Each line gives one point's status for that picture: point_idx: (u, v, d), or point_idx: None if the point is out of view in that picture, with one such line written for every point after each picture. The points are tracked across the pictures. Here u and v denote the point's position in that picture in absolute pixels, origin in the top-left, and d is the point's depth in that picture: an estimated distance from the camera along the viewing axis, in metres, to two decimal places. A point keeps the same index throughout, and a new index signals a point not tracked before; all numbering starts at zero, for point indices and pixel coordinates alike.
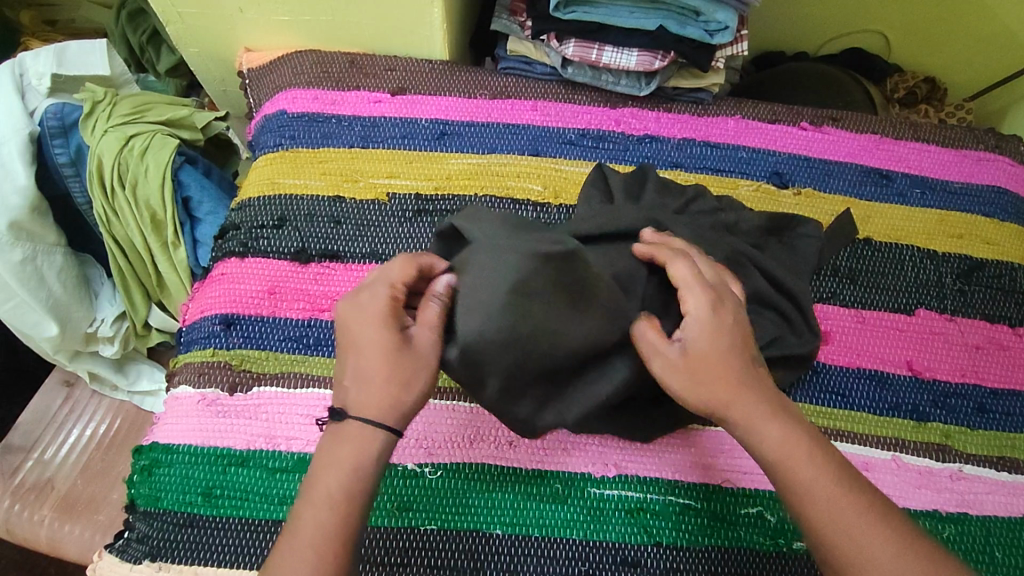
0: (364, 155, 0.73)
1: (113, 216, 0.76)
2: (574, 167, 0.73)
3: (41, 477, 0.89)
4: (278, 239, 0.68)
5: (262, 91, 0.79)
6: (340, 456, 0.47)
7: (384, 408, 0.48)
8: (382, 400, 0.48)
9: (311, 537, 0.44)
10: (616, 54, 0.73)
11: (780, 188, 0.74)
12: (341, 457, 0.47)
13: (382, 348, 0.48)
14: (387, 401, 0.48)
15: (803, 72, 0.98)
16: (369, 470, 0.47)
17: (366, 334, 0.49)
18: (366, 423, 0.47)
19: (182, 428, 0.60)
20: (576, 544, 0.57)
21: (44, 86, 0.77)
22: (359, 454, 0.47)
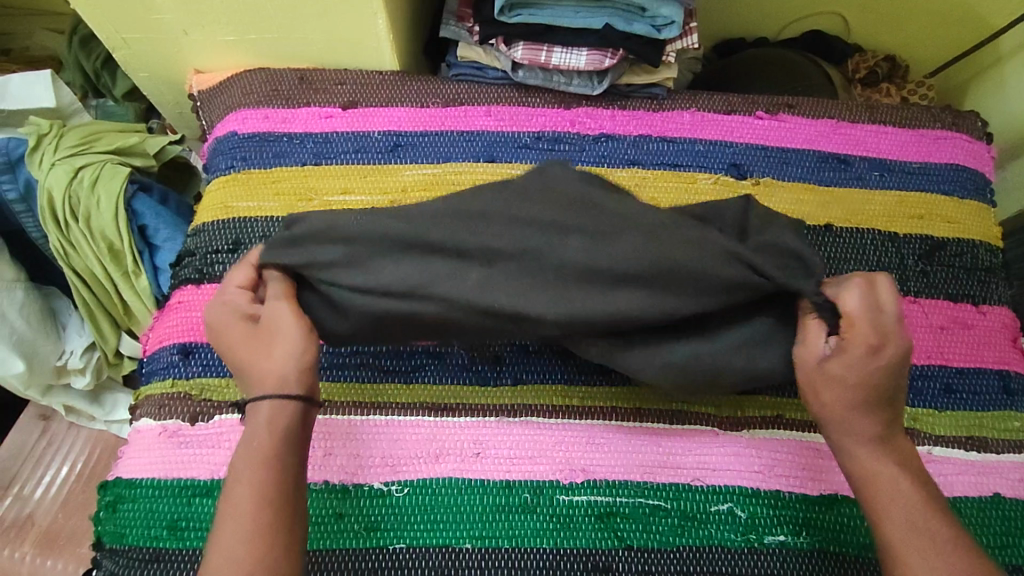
0: (318, 172, 0.72)
1: (69, 249, 0.75)
2: (530, 170, 0.73)
3: (20, 514, 0.89)
4: (234, 263, 0.67)
5: (213, 112, 0.78)
6: (250, 435, 0.50)
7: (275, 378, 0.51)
8: (261, 376, 0.51)
9: (236, 521, 0.46)
10: (565, 55, 0.72)
11: (738, 179, 0.74)
12: (245, 434, 0.50)
13: (239, 341, 0.53)
14: (262, 376, 0.51)
15: (762, 59, 0.98)
16: (270, 441, 0.49)
17: (229, 343, 0.54)
18: (261, 399, 0.51)
19: (144, 461, 0.60)
20: (545, 553, 0.57)
21: None
22: (256, 428, 0.50)
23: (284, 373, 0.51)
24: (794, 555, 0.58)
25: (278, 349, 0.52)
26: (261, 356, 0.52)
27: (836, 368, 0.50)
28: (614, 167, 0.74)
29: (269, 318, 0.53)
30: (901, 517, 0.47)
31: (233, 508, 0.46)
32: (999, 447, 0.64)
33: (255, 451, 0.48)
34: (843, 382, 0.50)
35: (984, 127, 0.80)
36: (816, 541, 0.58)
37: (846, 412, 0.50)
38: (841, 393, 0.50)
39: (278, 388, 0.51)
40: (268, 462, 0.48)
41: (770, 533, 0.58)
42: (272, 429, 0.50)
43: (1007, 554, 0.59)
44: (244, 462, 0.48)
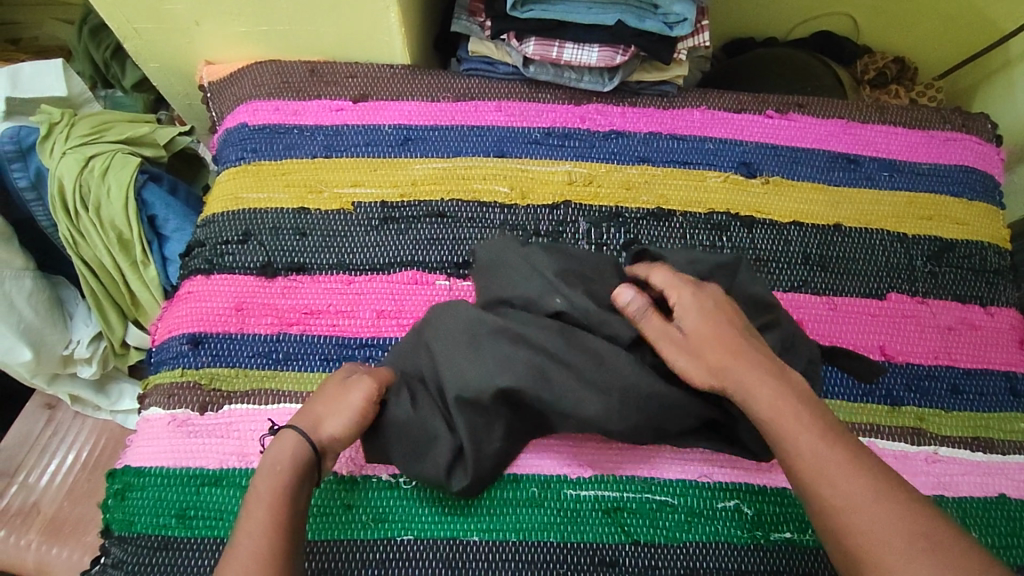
0: (328, 165, 0.72)
1: (79, 238, 0.76)
2: (540, 166, 0.73)
3: (26, 502, 0.90)
4: (243, 254, 0.67)
5: (224, 104, 0.78)
6: (271, 461, 0.52)
7: (314, 422, 0.54)
8: (308, 414, 0.54)
9: (243, 543, 0.47)
10: (577, 51, 0.72)
11: (748, 178, 0.74)
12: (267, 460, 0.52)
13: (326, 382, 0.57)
14: (307, 414, 0.54)
15: (772, 59, 0.98)
16: (290, 469, 0.51)
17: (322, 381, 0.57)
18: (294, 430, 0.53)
19: (153, 450, 0.60)
20: (552, 547, 0.57)
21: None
22: (281, 455, 0.52)
23: (325, 423, 0.54)
24: (800, 552, 0.58)
25: (335, 405, 0.54)
26: (323, 400, 0.55)
27: (689, 327, 0.53)
28: (624, 164, 0.74)
29: (358, 384, 0.55)
30: (803, 428, 0.48)
31: (249, 525, 0.48)
32: (1005, 448, 0.64)
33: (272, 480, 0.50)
34: (689, 306, 0.54)
35: (993, 130, 0.80)
36: (822, 539, 0.58)
37: (709, 338, 0.52)
38: (695, 318, 0.53)
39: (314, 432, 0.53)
40: (281, 491, 0.50)
41: (777, 530, 0.58)
42: (290, 463, 0.51)
43: (1013, 555, 0.59)
44: (263, 485, 0.50)
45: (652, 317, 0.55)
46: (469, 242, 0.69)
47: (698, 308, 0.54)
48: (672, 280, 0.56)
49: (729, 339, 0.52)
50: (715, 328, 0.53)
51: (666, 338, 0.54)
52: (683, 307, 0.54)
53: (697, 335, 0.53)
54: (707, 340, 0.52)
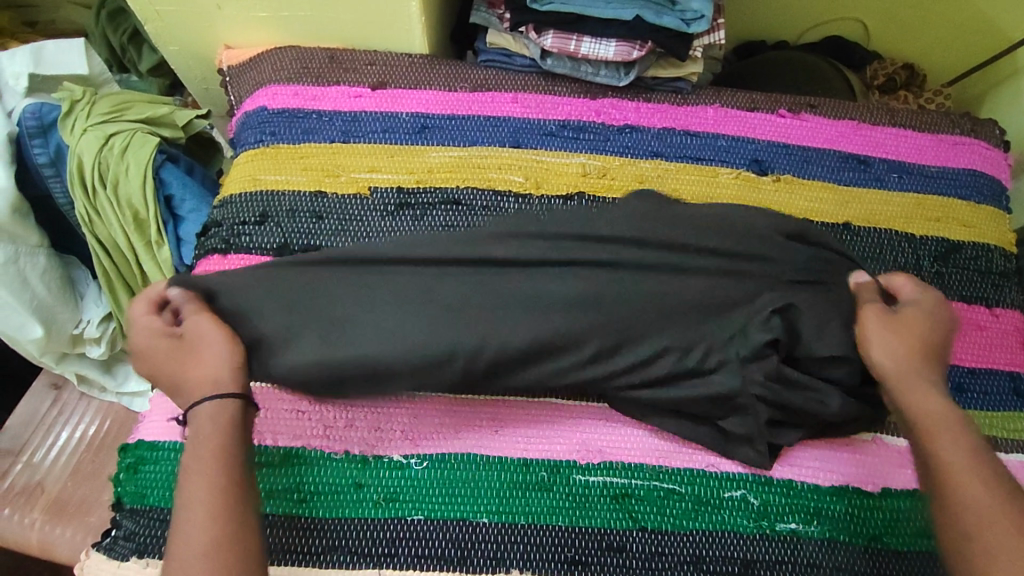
0: (346, 150, 0.72)
1: (95, 216, 0.76)
2: (555, 157, 0.74)
3: (30, 481, 0.93)
4: (260, 235, 0.68)
5: (242, 88, 0.79)
6: (201, 428, 0.51)
7: (210, 381, 0.53)
8: (188, 383, 0.53)
9: (197, 517, 0.46)
10: (594, 45, 0.73)
11: (760, 175, 0.75)
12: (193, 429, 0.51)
13: (167, 349, 0.55)
14: (202, 379, 0.53)
15: (783, 62, 0.99)
16: (225, 435, 0.50)
17: (150, 344, 0.55)
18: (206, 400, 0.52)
19: (167, 424, 0.61)
20: (562, 531, 0.58)
21: (22, 86, 0.75)
22: (201, 424, 0.51)
23: (218, 375, 0.53)
24: (804, 543, 0.59)
25: (200, 361, 0.54)
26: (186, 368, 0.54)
27: (907, 314, 0.58)
28: (638, 157, 0.75)
29: (196, 326, 0.55)
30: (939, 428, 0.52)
31: (191, 498, 0.47)
32: (1008, 447, 0.65)
33: (205, 445, 0.50)
34: (913, 301, 0.59)
35: (1001, 136, 0.81)
36: (826, 530, 0.59)
37: (911, 329, 0.57)
38: (920, 308, 0.59)
39: (218, 386, 0.53)
40: (222, 453, 0.49)
41: (782, 521, 0.59)
42: (219, 424, 0.51)
43: None
44: (196, 453, 0.49)
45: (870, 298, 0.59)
46: (483, 229, 0.70)
47: (931, 304, 0.59)
48: (915, 278, 0.61)
49: (909, 325, 0.57)
50: (929, 324, 0.58)
51: (873, 313, 0.58)
52: (916, 300, 0.59)
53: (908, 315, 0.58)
54: (914, 319, 0.58)
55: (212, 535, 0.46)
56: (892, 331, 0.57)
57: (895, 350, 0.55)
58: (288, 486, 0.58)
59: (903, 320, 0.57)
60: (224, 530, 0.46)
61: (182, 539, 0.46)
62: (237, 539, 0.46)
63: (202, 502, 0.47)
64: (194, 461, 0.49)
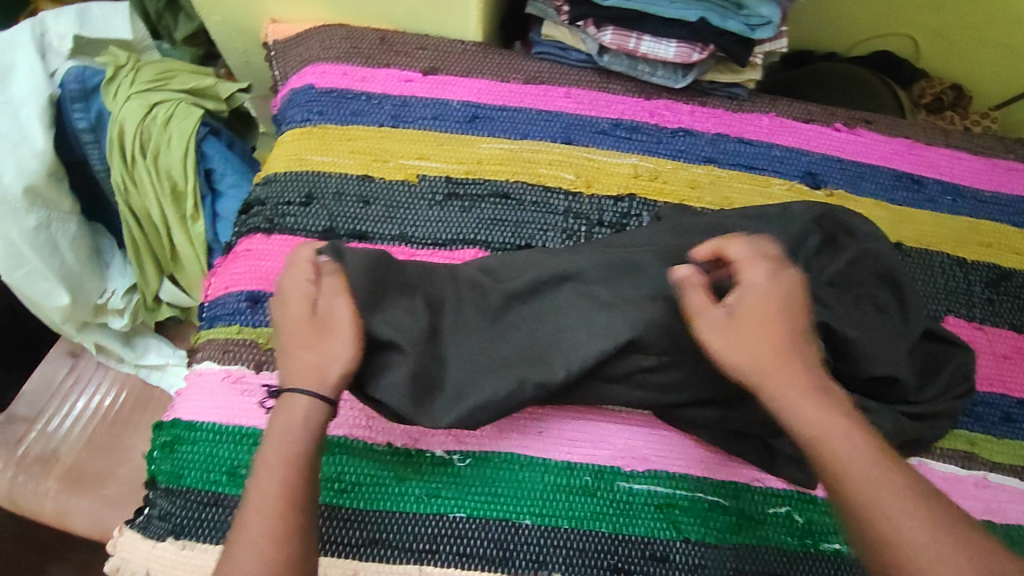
0: (395, 135, 0.71)
1: (130, 185, 0.74)
2: (607, 156, 0.72)
3: (46, 449, 0.93)
4: (306, 217, 0.66)
5: (287, 64, 0.77)
6: (280, 425, 0.50)
7: (317, 374, 0.51)
8: (300, 367, 0.51)
9: (262, 519, 0.46)
10: (654, 45, 0.71)
11: (812, 188, 0.74)
12: (277, 424, 0.50)
13: (295, 326, 0.52)
14: (312, 366, 0.51)
15: (831, 74, 0.98)
16: (302, 439, 0.49)
17: (285, 316, 0.52)
18: (301, 392, 0.50)
19: (206, 405, 0.60)
20: (604, 538, 0.58)
21: (66, 48, 0.73)
22: (291, 420, 0.50)
23: (328, 371, 0.51)
24: (848, 564, 0.58)
25: (323, 350, 0.51)
26: (308, 348, 0.51)
27: (743, 306, 0.50)
28: (690, 162, 0.73)
29: (331, 310, 0.52)
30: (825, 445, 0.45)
31: (260, 497, 0.47)
32: None
33: (282, 448, 0.49)
34: (765, 290, 0.50)
35: None
36: None
37: (749, 324, 0.49)
38: (758, 298, 0.50)
39: (320, 384, 0.50)
40: (298, 458, 0.49)
41: (825, 540, 0.59)
42: (303, 426, 0.50)
43: None
44: (272, 453, 0.49)
45: (695, 293, 0.51)
46: (532, 225, 0.69)
47: (768, 293, 0.50)
48: (750, 257, 0.52)
49: (763, 323, 0.49)
50: (776, 318, 0.49)
51: (704, 314, 0.50)
52: (749, 288, 0.50)
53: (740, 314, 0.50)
54: (759, 325, 0.49)
55: (273, 542, 0.45)
56: (733, 332, 0.49)
57: (741, 354, 0.48)
58: (331, 475, 0.58)
59: (738, 323, 0.49)
60: (288, 539, 0.46)
61: (243, 543, 0.45)
62: (297, 551, 0.46)
63: (269, 506, 0.47)
64: (270, 461, 0.48)
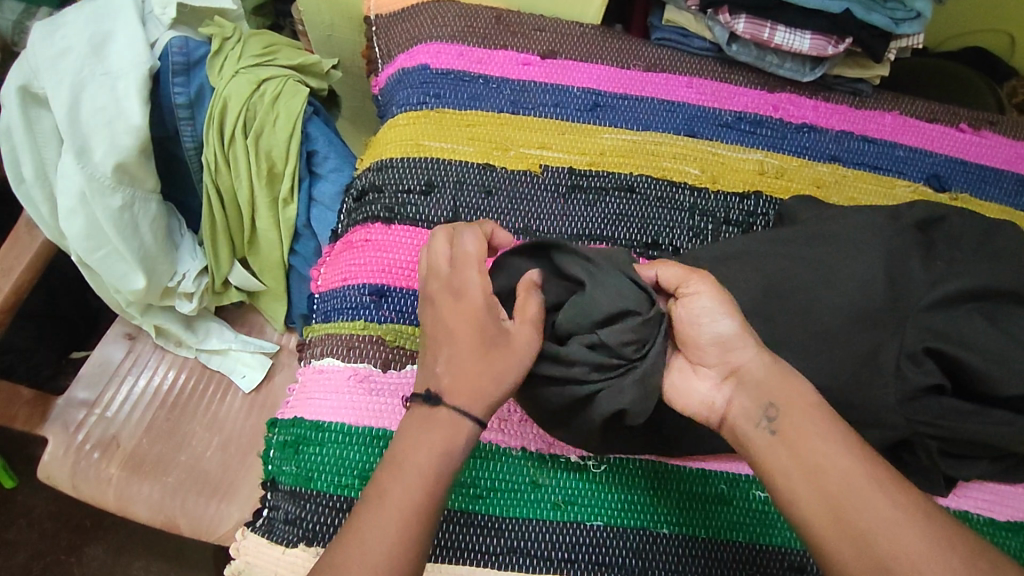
0: (515, 122, 0.67)
1: (222, 165, 0.70)
2: (731, 152, 0.69)
3: (106, 432, 0.83)
4: (427, 206, 0.63)
5: (393, 41, 0.73)
6: (428, 438, 0.45)
7: (479, 396, 0.46)
8: (466, 382, 0.46)
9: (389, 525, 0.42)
10: (789, 36, 0.68)
11: (937, 191, 0.71)
12: (424, 433, 0.45)
13: (478, 338, 0.47)
14: (474, 386, 0.46)
15: (929, 69, 0.94)
16: (448, 460, 0.45)
17: (462, 320, 0.48)
18: (456, 408, 0.46)
19: (332, 404, 0.57)
20: (741, 548, 0.57)
21: (169, 16, 0.69)
22: (444, 440, 0.45)
23: (491, 394, 0.46)
24: None
25: (494, 372, 0.47)
26: (477, 363, 0.46)
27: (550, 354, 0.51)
28: (816, 160, 0.71)
29: (523, 339, 0.48)
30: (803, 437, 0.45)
31: (387, 503, 0.42)
32: None
33: (425, 462, 0.44)
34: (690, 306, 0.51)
35: None
36: None
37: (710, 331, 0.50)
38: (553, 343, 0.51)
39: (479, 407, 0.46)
40: (439, 478, 0.44)
41: None
42: (450, 445, 0.45)
43: None
44: (416, 465, 0.44)
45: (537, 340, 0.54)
46: (657, 223, 0.65)
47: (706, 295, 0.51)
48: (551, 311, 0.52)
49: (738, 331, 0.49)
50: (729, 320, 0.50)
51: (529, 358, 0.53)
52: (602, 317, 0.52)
53: (695, 341, 0.51)
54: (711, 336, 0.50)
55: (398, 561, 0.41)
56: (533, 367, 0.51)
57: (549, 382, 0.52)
58: (465, 481, 0.57)
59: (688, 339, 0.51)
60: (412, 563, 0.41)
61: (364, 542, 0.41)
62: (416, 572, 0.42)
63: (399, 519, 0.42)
64: (408, 470, 0.44)
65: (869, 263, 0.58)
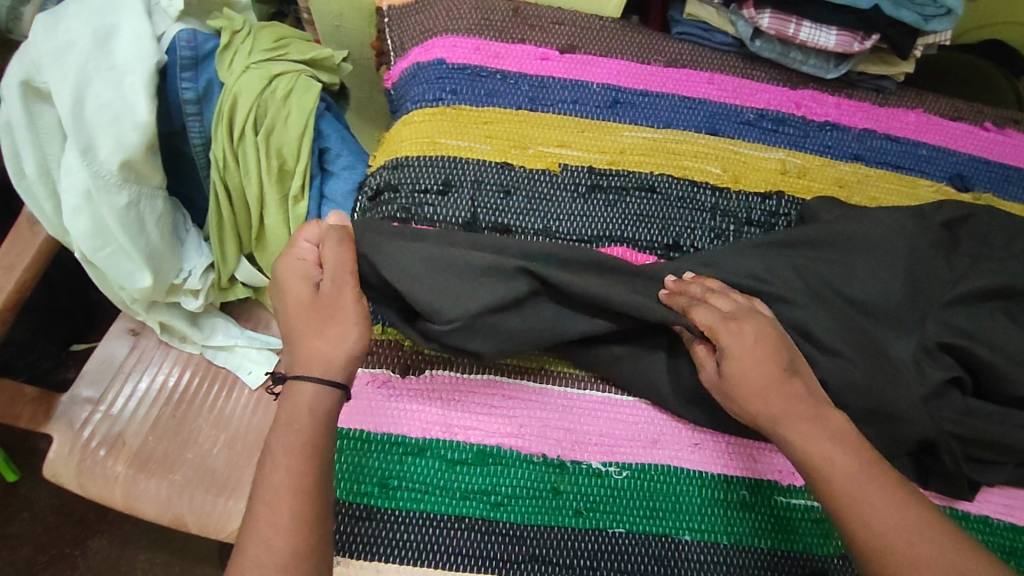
0: (533, 119, 0.66)
1: (230, 162, 0.68)
2: (754, 150, 0.68)
3: (111, 431, 0.81)
4: (444, 206, 0.61)
5: (406, 33, 0.71)
6: (292, 415, 0.48)
7: (325, 362, 0.50)
8: (311, 353, 0.50)
9: (282, 509, 0.45)
10: (815, 32, 0.66)
11: (961, 191, 0.70)
12: (283, 416, 0.48)
13: (299, 307, 0.51)
14: (319, 355, 0.50)
15: (948, 61, 0.92)
16: (310, 423, 0.48)
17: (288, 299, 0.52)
18: (310, 380, 0.49)
19: (351, 408, 0.57)
20: (766, 554, 0.56)
21: (174, 7, 0.66)
22: (299, 410, 0.48)
23: (333, 358, 0.50)
24: None
25: (331, 335, 0.51)
26: (315, 333, 0.51)
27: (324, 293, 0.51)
28: (839, 159, 0.69)
29: (336, 296, 0.52)
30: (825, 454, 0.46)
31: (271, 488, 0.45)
32: None
33: (293, 435, 0.48)
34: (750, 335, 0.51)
35: None
36: None
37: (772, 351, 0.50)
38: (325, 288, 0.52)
39: (326, 371, 0.50)
40: (308, 445, 0.47)
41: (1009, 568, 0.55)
42: (309, 412, 0.48)
43: None
44: (284, 447, 0.47)
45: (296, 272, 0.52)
46: (679, 223, 0.64)
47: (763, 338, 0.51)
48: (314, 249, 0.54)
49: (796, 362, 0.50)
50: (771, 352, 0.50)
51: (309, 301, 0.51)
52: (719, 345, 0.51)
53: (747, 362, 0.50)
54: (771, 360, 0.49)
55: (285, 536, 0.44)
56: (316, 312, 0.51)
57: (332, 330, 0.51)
58: (485, 488, 0.56)
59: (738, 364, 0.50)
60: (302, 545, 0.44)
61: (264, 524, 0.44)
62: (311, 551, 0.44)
63: (283, 497, 0.45)
64: (279, 454, 0.47)
65: (896, 266, 0.56)
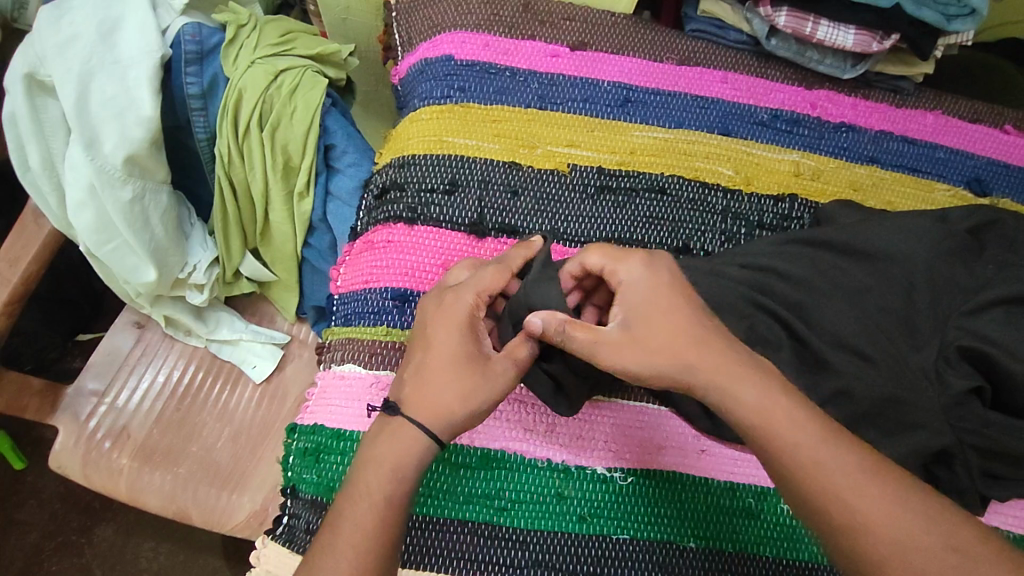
0: (542, 117, 0.64)
1: (236, 157, 0.67)
2: (767, 151, 0.66)
3: (115, 424, 0.81)
4: (451, 206, 0.60)
5: (414, 28, 0.69)
6: (379, 454, 0.44)
7: (436, 412, 0.46)
8: (426, 400, 0.46)
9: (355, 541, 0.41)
10: (832, 31, 0.64)
11: (979, 195, 0.68)
12: (380, 452, 0.44)
13: (448, 356, 0.47)
14: (432, 401, 0.46)
15: (967, 60, 0.90)
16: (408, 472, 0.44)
17: (441, 340, 0.48)
18: (414, 422, 0.45)
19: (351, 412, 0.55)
20: (771, 563, 0.55)
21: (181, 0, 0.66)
22: (400, 456, 0.44)
23: (446, 411, 0.46)
24: None
25: (462, 393, 0.46)
26: (445, 382, 0.46)
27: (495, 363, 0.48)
28: (854, 161, 0.68)
29: (502, 370, 0.48)
30: None
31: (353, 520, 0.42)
32: None
33: (383, 480, 0.44)
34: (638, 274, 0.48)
35: None
36: None
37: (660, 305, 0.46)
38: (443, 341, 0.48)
39: (433, 422, 0.45)
40: (399, 493, 0.43)
41: None
42: (405, 462, 0.44)
43: None
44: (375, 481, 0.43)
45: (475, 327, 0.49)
46: (689, 225, 0.62)
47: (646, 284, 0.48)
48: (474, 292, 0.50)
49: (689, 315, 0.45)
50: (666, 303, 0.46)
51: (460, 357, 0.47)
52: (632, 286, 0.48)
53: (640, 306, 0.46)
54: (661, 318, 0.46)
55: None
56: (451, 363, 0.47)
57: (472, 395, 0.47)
58: (488, 492, 0.55)
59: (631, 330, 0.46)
60: None
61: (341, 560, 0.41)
62: None
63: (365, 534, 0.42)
64: (370, 492, 0.43)
65: (914, 272, 0.55)
